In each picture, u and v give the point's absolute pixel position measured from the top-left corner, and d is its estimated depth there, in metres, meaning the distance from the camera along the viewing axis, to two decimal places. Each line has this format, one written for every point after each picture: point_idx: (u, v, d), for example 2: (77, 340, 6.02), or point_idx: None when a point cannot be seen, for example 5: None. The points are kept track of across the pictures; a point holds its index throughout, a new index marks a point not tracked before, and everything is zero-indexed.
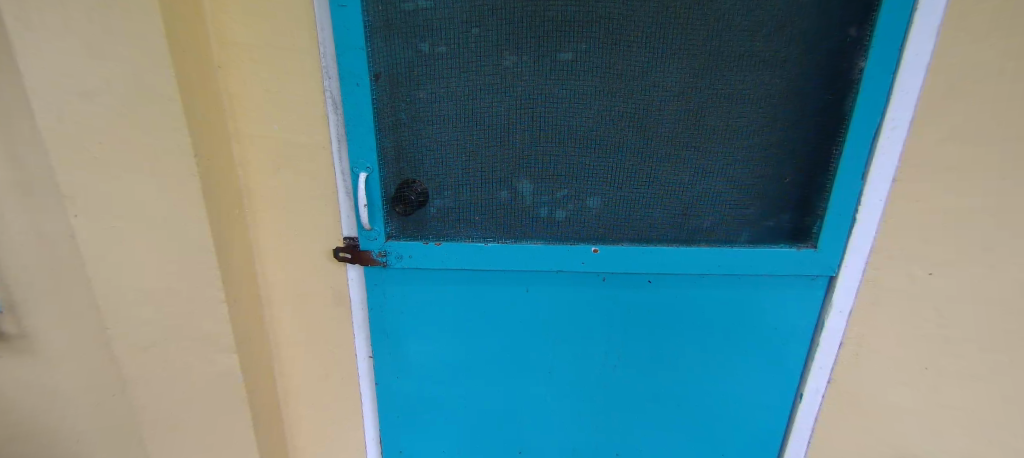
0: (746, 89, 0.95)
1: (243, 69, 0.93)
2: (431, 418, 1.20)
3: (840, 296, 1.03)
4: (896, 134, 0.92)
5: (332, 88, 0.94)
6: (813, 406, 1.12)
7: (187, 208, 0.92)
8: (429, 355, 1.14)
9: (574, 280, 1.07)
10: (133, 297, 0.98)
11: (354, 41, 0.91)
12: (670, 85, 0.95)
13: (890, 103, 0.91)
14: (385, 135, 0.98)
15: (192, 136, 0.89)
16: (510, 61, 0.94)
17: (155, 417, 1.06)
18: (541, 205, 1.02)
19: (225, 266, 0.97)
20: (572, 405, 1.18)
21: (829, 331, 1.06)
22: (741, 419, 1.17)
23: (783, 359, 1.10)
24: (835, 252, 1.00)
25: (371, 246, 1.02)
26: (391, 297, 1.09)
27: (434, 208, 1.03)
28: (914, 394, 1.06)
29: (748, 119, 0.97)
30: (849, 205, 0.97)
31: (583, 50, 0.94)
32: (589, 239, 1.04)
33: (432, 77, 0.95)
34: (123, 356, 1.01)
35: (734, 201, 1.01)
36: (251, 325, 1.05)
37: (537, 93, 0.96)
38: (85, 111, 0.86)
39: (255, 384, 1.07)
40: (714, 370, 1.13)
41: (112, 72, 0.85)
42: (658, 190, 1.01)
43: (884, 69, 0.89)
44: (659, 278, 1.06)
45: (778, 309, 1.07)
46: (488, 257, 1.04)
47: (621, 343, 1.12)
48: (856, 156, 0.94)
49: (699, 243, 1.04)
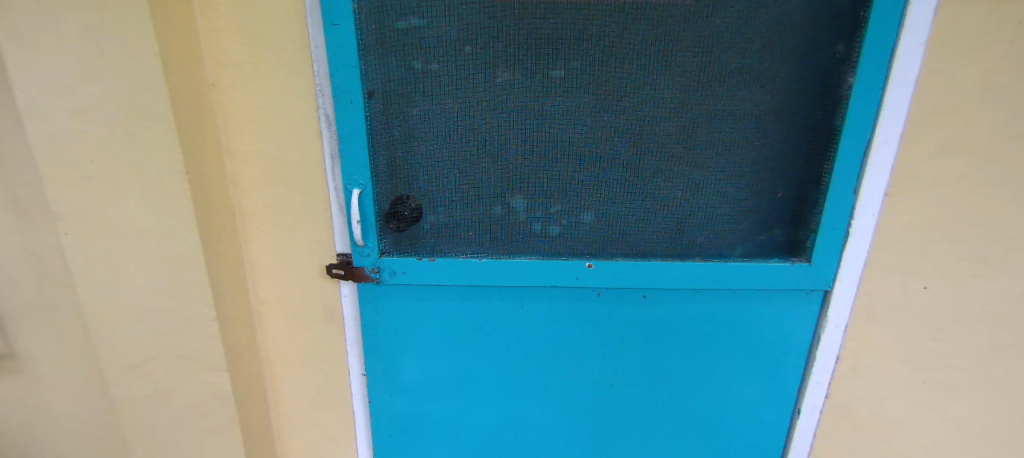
0: (738, 104, 0.96)
1: (236, 86, 0.94)
2: (425, 436, 1.18)
3: (835, 310, 1.04)
4: (886, 148, 0.93)
5: (325, 104, 0.94)
6: (812, 421, 1.12)
7: (178, 226, 0.91)
8: (425, 373, 1.13)
9: (569, 294, 1.06)
10: (124, 316, 0.97)
11: (347, 58, 0.91)
12: (661, 101, 0.96)
13: (880, 117, 0.92)
14: (378, 151, 0.98)
15: (184, 153, 0.88)
16: (501, 78, 0.95)
17: (144, 434, 1.05)
18: (534, 220, 1.02)
19: (216, 283, 0.96)
20: (568, 421, 1.17)
21: (825, 346, 1.06)
22: (740, 433, 1.16)
23: (780, 374, 1.10)
24: (828, 266, 1.01)
25: (364, 262, 1.02)
26: (385, 313, 1.08)
27: (428, 224, 1.03)
28: (914, 408, 1.05)
29: (739, 135, 0.97)
30: (843, 219, 0.97)
31: (574, 67, 0.94)
32: (582, 254, 1.04)
33: (425, 93, 0.96)
34: (113, 376, 1.00)
35: (728, 216, 1.02)
36: (241, 343, 1.03)
37: (529, 109, 0.96)
38: (78, 129, 0.86)
39: (246, 402, 1.06)
40: (712, 385, 1.12)
41: (105, 90, 0.85)
42: (651, 204, 1.01)
43: (873, 85, 0.91)
44: (653, 293, 1.06)
45: (774, 323, 1.07)
46: (482, 273, 1.03)
47: (617, 359, 1.12)
48: (847, 170, 0.95)
49: (693, 258, 1.04)
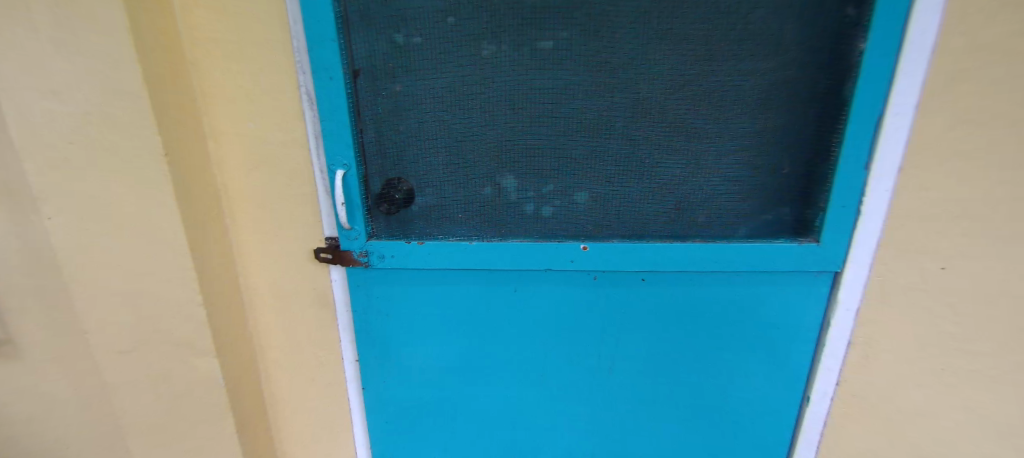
0: (741, 75, 0.90)
1: (215, 65, 0.91)
2: (422, 423, 1.16)
3: (846, 294, 0.98)
4: (900, 120, 0.87)
5: (307, 82, 0.91)
6: (822, 408, 1.07)
7: (160, 210, 0.90)
8: (420, 360, 1.11)
9: (565, 278, 1.03)
10: (111, 301, 0.96)
11: (327, 33, 0.88)
12: (657, 72, 0.91)
13: (892, 87, 0.86)
14: (365, 130, 0.95)
15: (163, 135, 0.86)
16: (488, 50, 0.91)
17: (137, 419, 1.05)
18: (527, 201, 0.99)
19: (202, 268, 0.95)
20: (566, 408, 1.14)
21: (835, 330, 1.01)
22: (746, 421, 1.12)
23: (789, 360, 1.06)
24: (838, 246, 0.95)
25: (352, 246, 0.99)
26: (376, 298, 1.05)
27: (418, 206, 1.00)
28: (930, 395, 1.00)
29: (743, 109, 0.92)
30: (853, 195, 0.92)
31: (565, 38, 0.90)
32: (578, 236, 1.00)
33: (409, 69, 0.92)
34: (106, 362, 1.01)
35: (731, 195, 0.97)
36: (232, 328, 1.02)
37: (518, 83, 0.92)
38: (55, 111, 0.84)
39: (237, 388, 1.05)
40: (716, 370, 1.08)
41: (79, 70, 0.83)
42: (648, 183, 0.97)
43: (885, 50, 0.84)
44: (653, 276, 1.02)
45: (781, 307, 1.02)
46: (474, 256, 1.00)
47: (616, 344, 1.08)
48: (857, 144, 0.89)
49: (694, 239, 0.99)
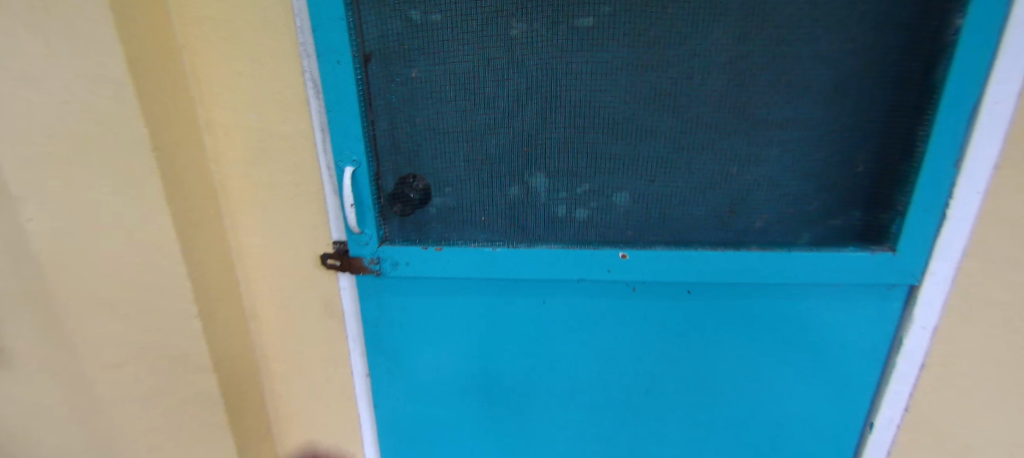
0: (811, 56, 0.78)
1: (210, 47, 0.81)
2: (438, 443, 1.07)
3: (923, 311, 0.85)
4: (1000, 109, 0.74)
5: (312, 67, 0.81)
6: (887, 437, 0.95)
7: (149, 210, 0.81)
8: (436, 376, 1.01)
9: (599, 289, 0.92)
10: (97, 311, 0.87)
11: (334, 11, 0.77)
12: (713, 54, 0.79)
13: (993, 69, 0.73)
14: (377, 122, 0.85)
15: (150, 126, 0.77)
16: (518, 29, 0.80)
17: (129, 437, 0.97)
18: (559, 203, 0.87)
19: (198, 275, 0.86)
20: (597, 430, 1.03)
21: (909, 351, 0.88)
22: (799, 448, 0.99)
23: (852, 384, 0.93)
24: (919, 256, 0.82)
25: (363, 251, 0.89)
26: (388, 309, 0.95)
27: (435, 207, 0.89)
28: (1005, 419, 0.90)
29: (812, 96, 0.79)
30: (940, 198, 0.79)
31: (606, 14, 0.78)
32: (616, 242, 0.89)
33: (426, 52, 0.81)
34: (94, 378, 0.92)
35: (794, 196, 0.84)
36: (230, 339, 0.93)
37: (551, 68, 0.81)
38: (30, 100, 0.75)
39: (237, 405, 0.96)
40: (766, 393, 0.96)
41: (56, 53, 0.73)
42: (698, 182, 0.85)
43: (989, 26, 0.71)
44: (699, 288, 0.90)
45: (846, 325, 0.89)
46: (497, 264, 0.89)
47: (654, 362, 0.96)
48: (948, 138, 0.76)
49: (749, 247, 0.87)
